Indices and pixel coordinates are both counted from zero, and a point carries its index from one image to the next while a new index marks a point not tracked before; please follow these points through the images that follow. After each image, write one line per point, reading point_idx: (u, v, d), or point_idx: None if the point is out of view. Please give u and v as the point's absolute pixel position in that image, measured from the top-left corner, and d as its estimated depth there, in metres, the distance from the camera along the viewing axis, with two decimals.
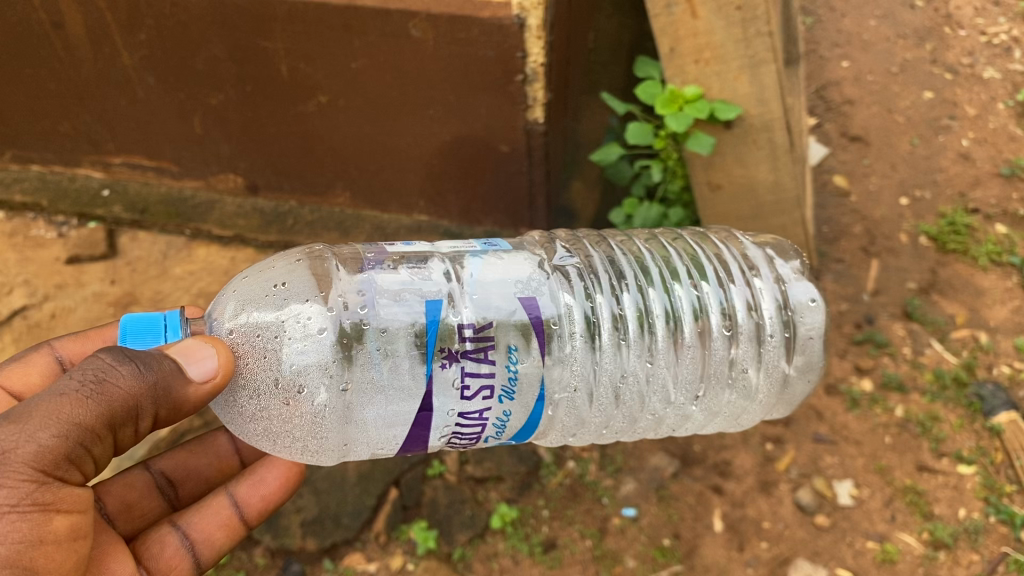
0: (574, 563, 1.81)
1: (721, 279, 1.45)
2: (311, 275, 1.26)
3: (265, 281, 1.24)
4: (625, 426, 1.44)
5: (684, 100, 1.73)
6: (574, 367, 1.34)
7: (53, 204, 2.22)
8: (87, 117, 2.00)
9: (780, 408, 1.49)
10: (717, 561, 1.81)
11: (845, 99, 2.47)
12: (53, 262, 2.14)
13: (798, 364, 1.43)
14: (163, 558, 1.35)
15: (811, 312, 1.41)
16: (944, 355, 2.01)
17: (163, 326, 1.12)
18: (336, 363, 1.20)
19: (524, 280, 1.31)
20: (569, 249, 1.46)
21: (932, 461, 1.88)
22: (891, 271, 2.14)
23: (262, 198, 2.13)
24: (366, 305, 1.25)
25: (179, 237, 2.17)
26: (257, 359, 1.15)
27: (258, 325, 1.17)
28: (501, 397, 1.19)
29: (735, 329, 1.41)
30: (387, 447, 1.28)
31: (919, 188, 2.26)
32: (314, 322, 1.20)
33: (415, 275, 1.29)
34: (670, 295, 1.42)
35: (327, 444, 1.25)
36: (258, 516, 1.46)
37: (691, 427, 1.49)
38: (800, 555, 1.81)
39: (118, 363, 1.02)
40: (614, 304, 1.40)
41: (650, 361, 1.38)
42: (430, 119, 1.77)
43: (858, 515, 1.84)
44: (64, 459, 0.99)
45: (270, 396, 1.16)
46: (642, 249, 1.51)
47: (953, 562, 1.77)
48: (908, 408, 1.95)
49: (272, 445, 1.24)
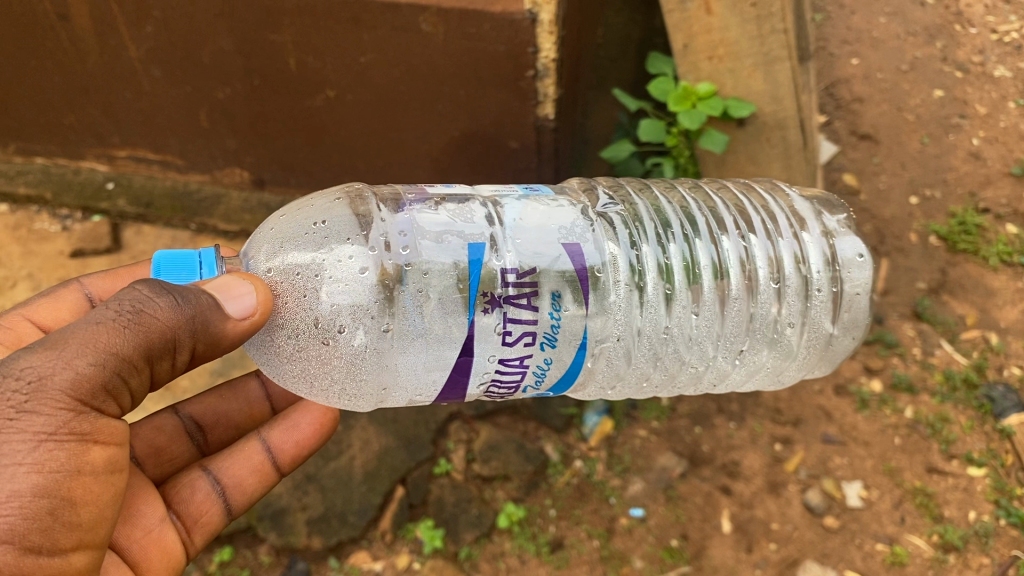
0: (582, 563, 1.80)
1: (769, 231, 1.43)
2: (351, 214, 1.21)
3: (304, 218, 1.19)
4: (664, 381, 1.42)
5: (697, 97, 1.71)
6: (617, 317, 1.29)
7: (57, 197, 2.20)
8: (92, 110, 1.98)
9: (821, 365, 1.49)
10: (726, 562, 1.80)
11: (855, 96, 2.44)
12: (58, 255, 2.13)
13: (844, 321, 1.41)
14: (193, 503, 1.31)
15: (859, 268, 1.40)
16: (954, 356, 2.00)
17: (197, 262, 1.08)
18: (376, 305, 1.17)
19: (567, 227, 1.27)
20: (612, 195, 1.41)
21: (942, 463, 1.87)
22: (900, 271, 2.12)
23: (268, 192, 2.11)
24: (406, 247, 1.20)
25: (184, 232, 2.17)
26: (296, 298, 1.11)
27: (297, 264, 1.12)
28: (542, 345, 1.16)
29: (782, 282, 1.40)
30: (425, 394, 1.24)
31: (929, 187, 2.24)
32: (355, 262, 1.16)
33: (457, 216, 1.25)
34: (718, 246, 1.39)
35: (366, 387, 1.22)
36: (292, 463, 1.40)
37: (729, 382, 1.47)
38: (808, 557, 1.80)
39: (156, 295, 0.97)
40: (660, 253, 1.36)
41: (695, 313, 1.35)
42: (440, 114, 1.75)
43: (867, 517, 1.83)
44: (101, 390, 0.94)
45: (309, 337, 1.12)
46: (686, 197, 1.48)
47: (963, 564, 1.76)
48: (918, 409, 1.94)
49: (308, 389, 1.20)
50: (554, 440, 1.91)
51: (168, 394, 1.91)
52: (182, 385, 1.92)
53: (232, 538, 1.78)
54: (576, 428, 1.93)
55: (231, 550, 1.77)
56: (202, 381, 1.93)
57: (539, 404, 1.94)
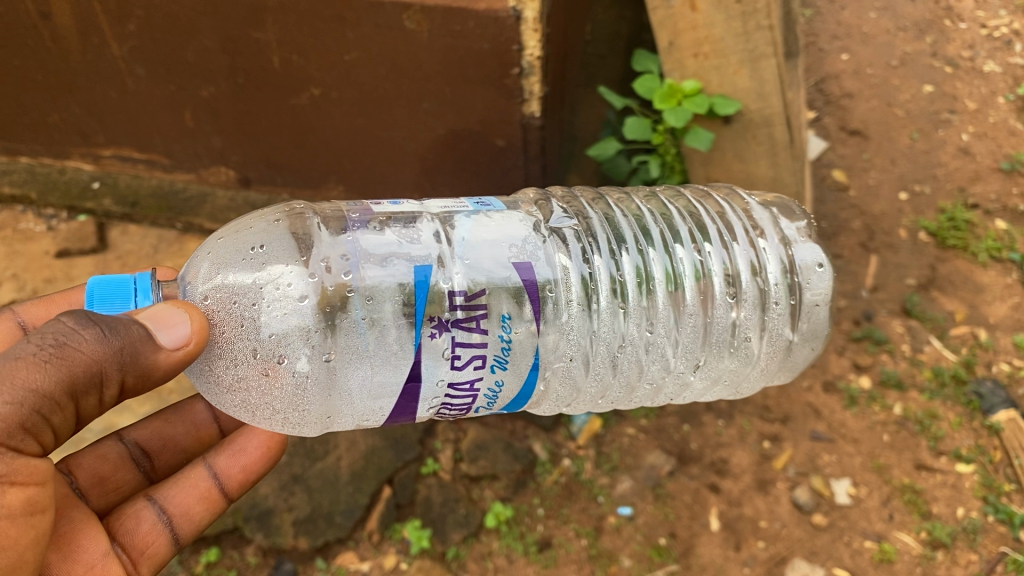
0: (569, 562, 1.80)
1: (723, 238, 1.43)
2: (290, 236, 1.20)
3: (242, 242, 1.18)
4: (622, 395, 1.41)
5: (682, 95, 1.71)
6: (570, 337, 1.29)
7: (43, 197, 2.19)
8: (76, 109, 1.97)
9: (781, 374, 1.48)
10: (713, 560, 1.79)
11: (845, 92, 2.43)
12: (43, 256, 2.11)
13: (803, 331, 1.41)
14: (138, 535, 1.29)
15: (819, 278, 1.41)
16: (943, 352, 1.99)
17: (132, 289, 1.06)
18: (318, 332, 1.16)
19: (519, 243, 1.26)
20: (566, 209, 1.40)
21: (931, 460, 1.87)
22: (890, 268, 2.12)
23: (254, 191, 2.08)
24: (350, 270, 1.21)
25: (170, 231, 2.15)
26: (233, 327, 1.10)
27: (234, 291, 1.11)
28: (493, 367, 1.16)
29: (740, 295, 1.39)
30: (372, 419, 1.24)
31: (919, 183, 2.24)
32: (295, 289, 1.15)
33: (403, 236, 1.25)
34: (672, 257, 1.39)
35: (310, 415, 1.21)
36: (240, 488, 1.41)
37: (689, 394, 1.47)
38: (797, 554, 1.79)
39: (81, 327, 0.96)
40: (613, 267, 1.35)
41: (649, 330, 1.35)
42: (425, 112, 1.74)
43: (856, 514, 1.83)
44: (18, 429, 0.94)
45: (248, 366, 1.11)
46: (641, 208, 1.47)
47: (951, 562, 1.75)
48: (907, 406, 1.94)
49: (250, 417, 1.19)
50: (542, 439, 1.91)
51: (154, 395, 1.91)
52: (169, 387, 1.91)
53: (219, 539, 1.78)
54: (565, 426, 1.93)
55: (217, 551, 1.77)
56: (188, 381, 1.93)
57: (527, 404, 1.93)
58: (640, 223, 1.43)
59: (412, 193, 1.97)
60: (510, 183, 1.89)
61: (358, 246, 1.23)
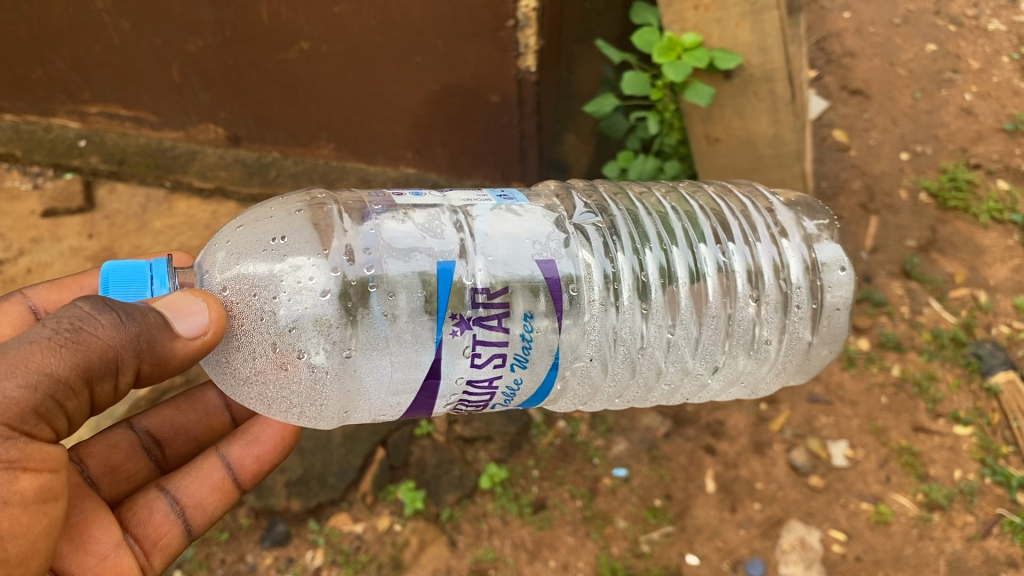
0: (564, 523, 1.78)
1: (746, 236, 1.39)
2: (312, 226, 1.17)
3: (263, 233, 1.14)
4: (639, 393, 1.39)
5: (683, 48, 1.66)
6: (591, 337, 1.26)
7: (28, 154, 2.13)
8: (61, 64, 1.92)
9: (797, 376, 1.46)
10: (709, 522, 1.78)
11: (846, 51, 2.39)
12: (29, 215, 2.06)
13: (822, 334, 1.39)
14: (152, 525, 1.27)
15: (839, 281, 1.37)
16: (942, 314, 1.98)
17: (149, 276, 1.03)
18: (339, 328, 1.13)
19: (542, 241, 1.22)
20: (589, 204, 1.37)
21: (929, 422, 1.85)
22: (890, 229, 2.09)
23: (244, 149, 2.03)
24: (371, 264, 1.16)
25: (159, 190, 2.10)
26: (253, 320, 1.08)
27: (253, 282, 1.09)
28: (513, 366, 1.13)
29: (762, 298, 1.36)
30: (389, 413, 1.21)
31: (920, 143, 2.20)
32: (316, 284, 1.12)
33: (426, 229, 1.20)
34: (695, 255, 1.36)
35: (327, 410, 1.19)
36: (252, 478, 1.40)
37: (706, 393, 1.45)
38: (793, 516, 1.78)
39: (97, 312, 0.93)
40: (636, 264, 1.32)
41: (671, 331, 1.32)
42: (418, 67, 1.69)
43: (853, 476, 1.82)
44: (32, 414, 0.91)
45: (266, 360, 1.10)
46: (663, 204, 1.44)
47: (948, 523, 1.74)
48: (905, 367, 1.92)
49: (267, 408, 1.18)
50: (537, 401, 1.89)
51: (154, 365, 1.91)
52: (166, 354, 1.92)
53: None
54: None
55: None
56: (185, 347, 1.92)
57: None
58: (662, 217, 1.40)
59: (406, 151, 1.92)
60: (506, 141, 1.85)
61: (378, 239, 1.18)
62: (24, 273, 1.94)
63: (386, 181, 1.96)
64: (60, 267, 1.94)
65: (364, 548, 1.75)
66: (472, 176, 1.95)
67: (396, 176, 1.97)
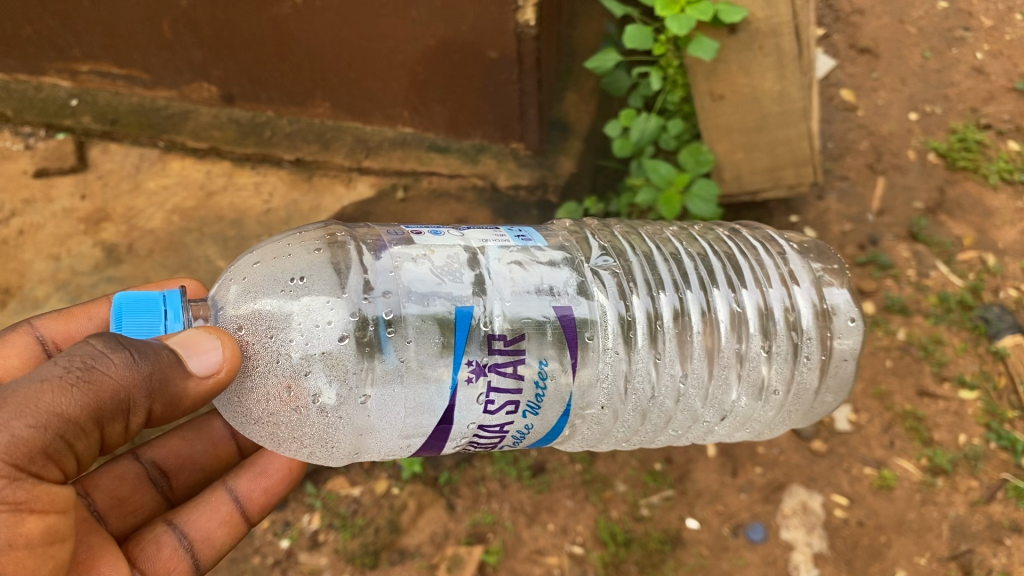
0: (564, 487, 1.77)
1: (758, 282, 1.45)
2: (331, 266, 1.16)
3: (280, 271, 1.13)
4: (649, 434, 1.44)
5: (686, 1, 1.63)
6: (607, 382, 1.30)
7: (20, 114, 2.07)
8: (49, 20, 1.88)
9: (799, 418, 1.53)
10: (710, 486, 1.77)
11: (855, 7, 2.15)
12: (21, 175, 2.00)
13: (826, 382, 1.46)
14: (159, 560, 1.24)
15: (849, 334, 1.43)
16: (949, 278, 1.92)
17: (162, 307, 1.03)
18: (355, 371, 1.12)
19: (557, 289, 1.27)
20: (606, 248, 1.40)
21: (934, 386, 1.82)
22: (897, 190, 2.00)
23: (238, 108, 1.98)
24: (389, 308, 1.16)
25: (152, 150, 2.02)
26: (268, 361, 1.07)
27: (267, 320, 1.08)
28: (524, 412, 1.17)
29: (772, 347, 1.42)
30: (400, 452, 1.23)
31: (929, 104, 2.06)
32: (334, 327, 1.10)
33: (444, 272, 1.21)
34: (709, 300, 1.40)
35: (339, 450, 1.20)
36: (260, 511, 1.39)
37: (712, 435, 1.50)
38: (794, 481, 1.76)
39: (109, 351, 0.94)
40: (651, 306, 1.36)
41: (684, 379, 1.36)
42: (414, 21, 1.65)
43: (856, 440, 1.79)
44: (40, 454, 0.92)
45: (280, 403, 1.09)
46: (678, 249, 1.47)
47: (951, 488, 1.72)
48: (911, 331, 1.87)
49: (276, 445, 1.18)
50: None
51: None
52: None
53: None
54: None
55: None
56: None
57: None
58: (676, 261, 1.44)
59: (402, 110, 1.88)
60: (506, 100, 1.81)
61: (393, 275, 1.18)
62: (16, 235, 1.92)
63: (382, 141, 1.95)
64: (52, 229, 1.92)
65: (362, 512, 1.74)
66: (471, 136, 1.92)
67: (393, 137, 1.94)
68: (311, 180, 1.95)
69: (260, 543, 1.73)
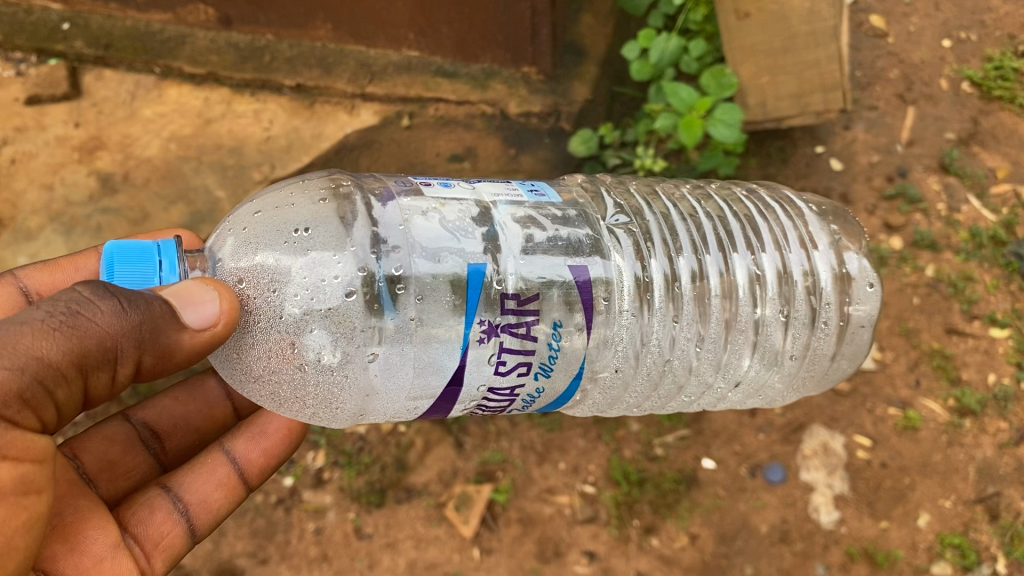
0: (575, 426, 1.70)
1: (778, 243, 1.36)
2: (337, 219, 1.06)
3: (283, 221, 1.02)
4: (659, 400, 1.36)
5: None
6: (619, 346, 1.21)
7: (7, 38, 1.82)
8: None
9: (814, 387, 1.45)
10: (727, 426, 1.70)
11: None
12: (11, 104, 1.81)
13: (844, 350, 1.38)
14: (152, 524, 1.17)
15: (868, 299, 1.35)
16: (982, 212, 1.80)
17: (157, 256, 0.95)
18: (361, 330, 1.03)
19: (574, 246, 1.18)
20: (621, 206, 1.31)
21: (963, 324, 1.72)
22: (928, 121, 1.87)
23: (236, 31, 1.80)
24: (399, 264, 1.06)
25: (148, 77, 1.83)
26: (265, 318, 0.98)
27: (269, 273, 0.98)
28: (536, 375, 1.09)
29: (790, 313, 1.33)
30: (403, 415, 1.14)
31: (965, 30, 1.90)
32: (340, 283, 1.01)
33: (454, 226, 1.11)
34: (727, 262, 1.31)
35: (341, 413, 1.11)
36: (260, 474, 1.31)
37: (724, 402, 1.43)
38: (816, 421, 1.70)
39: (97, 297, 0.87)
40: (669, 267, 1.27)
41: (698, 345, 1.28)
42: None
43: (881, 379, 1.72)
44: (16, 399, 0.83)
45: (281, 361, 1.00)
46: (695, 207, 1.38)
47: (979, 430, 1.65)
48: (939, 267, 1.78)
49: (276, 406, 1.09)
50: None
51: None
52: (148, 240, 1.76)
53: None
54: None
55: None
56: None
57: None
58: (693, 220, 1.35)
59: (408, 31, 1.76)
60: (517, 18, 1.74)
61: (402, 229, 1.08)
62: (7, 164, 1.80)
63: (387, 65, 1.81)
64: (46, 158, 1.79)
65: (367, 450, 1.69)
66: (480, 60, 1.80)
67: (398, 61, 1.81)
68: (312, 107, 1.83)
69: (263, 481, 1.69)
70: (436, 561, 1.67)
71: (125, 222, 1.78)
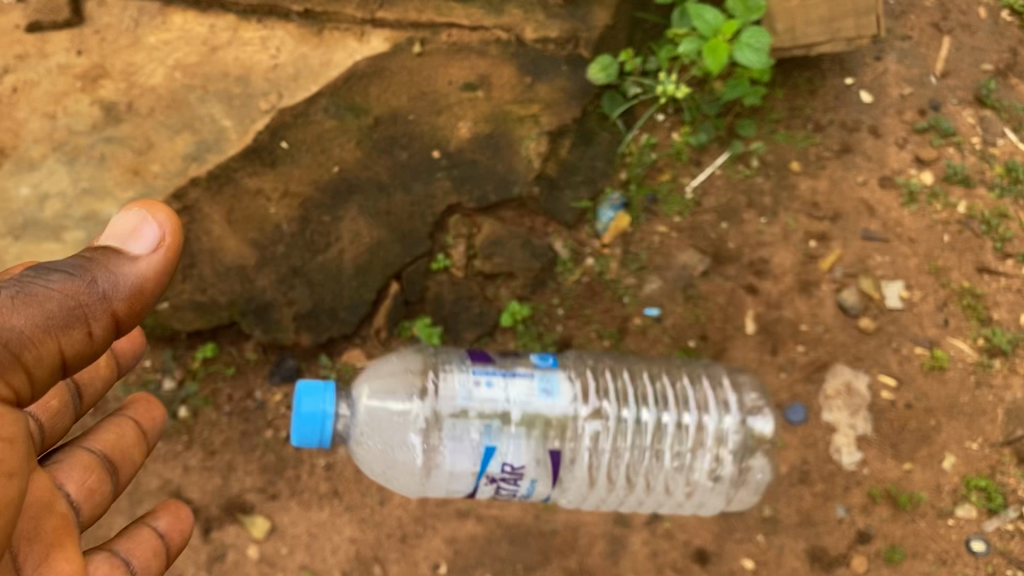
0: None
1: (717, 408, 1.50)
2: (423, 394, 1.38)
3: (409, 382, 1.41)
4: (613, 503, 1.52)
5: None
6: (572, 484, 1.44)
7: None
8: None
9: (754, 496, 1.55)
10: (748, 363, 1.66)
11: None
12: (12, 30, 1.73)
13: (756, 488, 1.52)
14: None
15: (762, 463, 1.50)
16: (1018, 147, 1.77)
17: (322, 417, 1.21)
18: (430, 449, 1.36)
19: (554, 417, 1.39)
20: (590, 385, 1.50)
21: (995, 263, 1.69)
22: (965, 51, 1.84)
23: None
24: (455, 411, 1.36)
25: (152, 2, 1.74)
26: (375, 441, 1.35)
27: (387, 419, 1.35)
28: (525, 497, 1.37)
29: (720, 475, 1.47)
30: (456, 491, 1.42)
31: None
32: (415, 442, 1.36)
33: (489, 404, 1.35)
34: (661, 417, 1.47)
35: (406, 484, 1.43)
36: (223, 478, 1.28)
37: (668, 507, 1.56)
38: (839, 359, 1.65)
39: (40, 273, 0.88)
40: (619, 412, 1.46)
41: (633, 485, 1.48)
42: None
43: (907, 319, 1.67)
44: None
45: (382, 453, 1.36)
46: (645, 379, 1.57)
47: (1010, 371, 1.62)
48: (973, 204, 1.73)
49: (384, 478, 1.44)
50: (564, 237, 1.73)
51: (139, 180, 1.64)
52: (152, 170, 1.64)
53: (216, 334, 1.65)
54: (589, 224, 1.75)
55: (214, 348, 1.64)
56: (174, 167, 1.64)
57: (548, 197, 1.71)
58: (640, 408, 1.47)
59: None
60: None
61: (464, 449, 1.36)
62: (9, 94, 1.69)
63: None
64: (48, 87, 1.69)
65: None
66: None
67: None
68: (320, 34, 1.72)
69: (273, 417, 1.64)
70: (448, 498, 1.59)
71: (129, 151, 1.65)
